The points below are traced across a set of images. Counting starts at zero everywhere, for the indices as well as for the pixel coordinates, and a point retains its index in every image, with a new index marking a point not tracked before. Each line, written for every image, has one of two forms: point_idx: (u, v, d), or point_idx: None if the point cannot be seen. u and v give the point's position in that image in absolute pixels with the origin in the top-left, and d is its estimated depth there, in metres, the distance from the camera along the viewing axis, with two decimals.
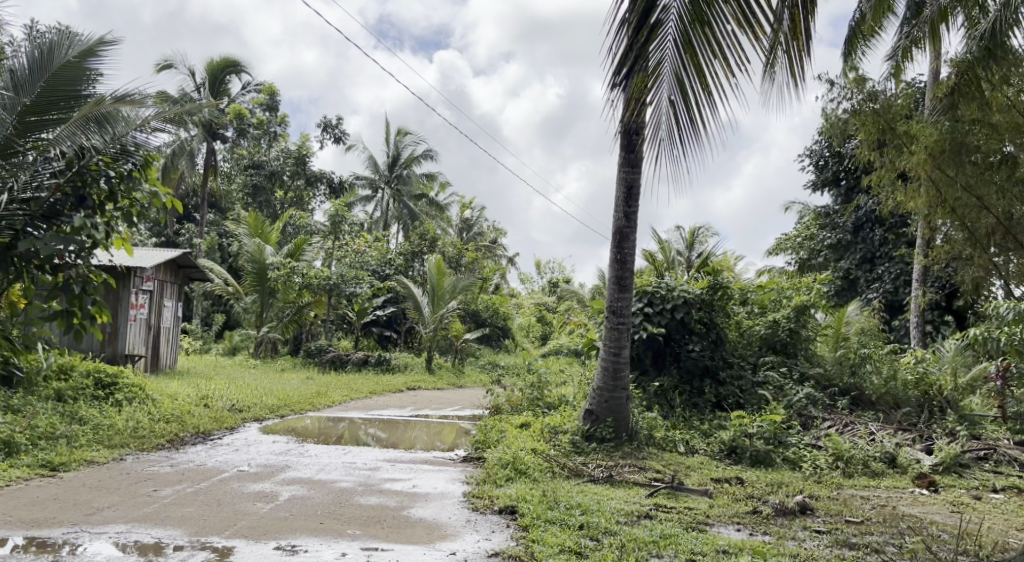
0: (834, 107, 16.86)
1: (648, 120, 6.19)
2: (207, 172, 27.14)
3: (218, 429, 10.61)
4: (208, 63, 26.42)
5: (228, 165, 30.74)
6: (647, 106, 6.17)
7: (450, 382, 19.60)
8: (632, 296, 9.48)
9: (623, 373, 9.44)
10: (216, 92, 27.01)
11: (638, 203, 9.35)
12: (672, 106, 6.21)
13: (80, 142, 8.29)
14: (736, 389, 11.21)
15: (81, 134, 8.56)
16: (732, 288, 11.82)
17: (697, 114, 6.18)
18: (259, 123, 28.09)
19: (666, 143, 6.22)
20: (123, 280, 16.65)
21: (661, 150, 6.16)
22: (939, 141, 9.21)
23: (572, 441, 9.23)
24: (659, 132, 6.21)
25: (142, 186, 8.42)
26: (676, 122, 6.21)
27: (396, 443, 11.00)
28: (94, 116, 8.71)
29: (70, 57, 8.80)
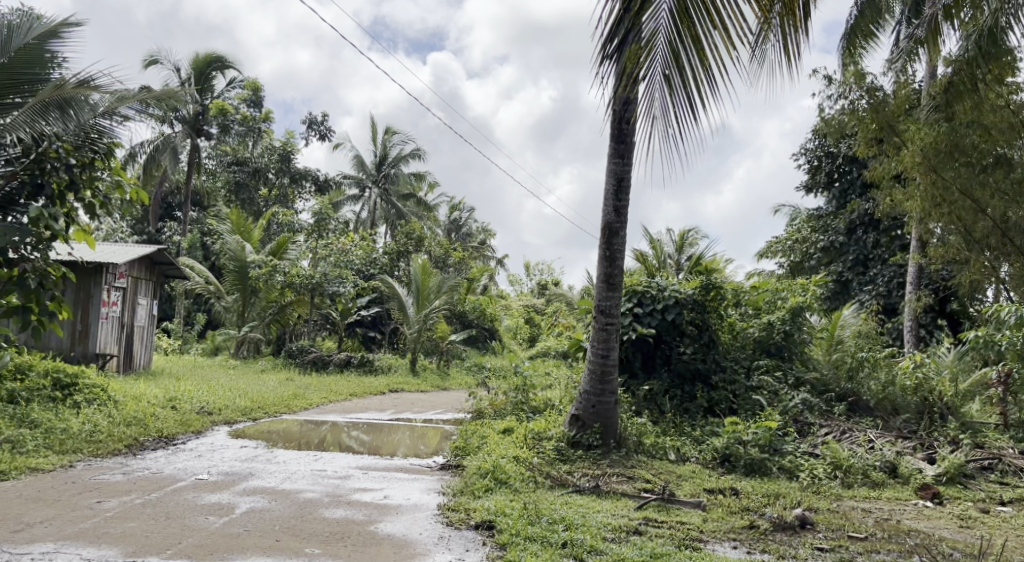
0: (829, 107, 16.46)
1: (641, 96, 5.87)
2: (190, 169, 26.50)
3: (183, 433, 10.05)
4: (194, 59, 25.82)
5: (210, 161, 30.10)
6: (640, 81, 5.87)
7: (435, 384, 19.04)
8: (622, 295, 8.97)
9: (611, 376, 8.93)
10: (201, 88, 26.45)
11: (628, 197, 8.83)
12: (668, 81, 5.88)
13: (40, 128, 8.56)
14: (728, 394, 10.72)
15: (40, 121, 8.77)
16: (725, 288, 11.34)
17: (694, 88, 5.86)
18: (243, 119, 27.53)
19: (661, 120, 5.89)
20: (93, 276, 16.04)
21: (655, 127, 5.84)
22: (933, 142, 9.34)
23: (557, 447, 8.72)
24: (653, 108, 5.87)
25: (103, 175, 8.58)
26: (672, 97, 5.87)
27: (373, 449, 10.45)
28: (54, 102, 9.01)
29: (29, 40, 9.06)
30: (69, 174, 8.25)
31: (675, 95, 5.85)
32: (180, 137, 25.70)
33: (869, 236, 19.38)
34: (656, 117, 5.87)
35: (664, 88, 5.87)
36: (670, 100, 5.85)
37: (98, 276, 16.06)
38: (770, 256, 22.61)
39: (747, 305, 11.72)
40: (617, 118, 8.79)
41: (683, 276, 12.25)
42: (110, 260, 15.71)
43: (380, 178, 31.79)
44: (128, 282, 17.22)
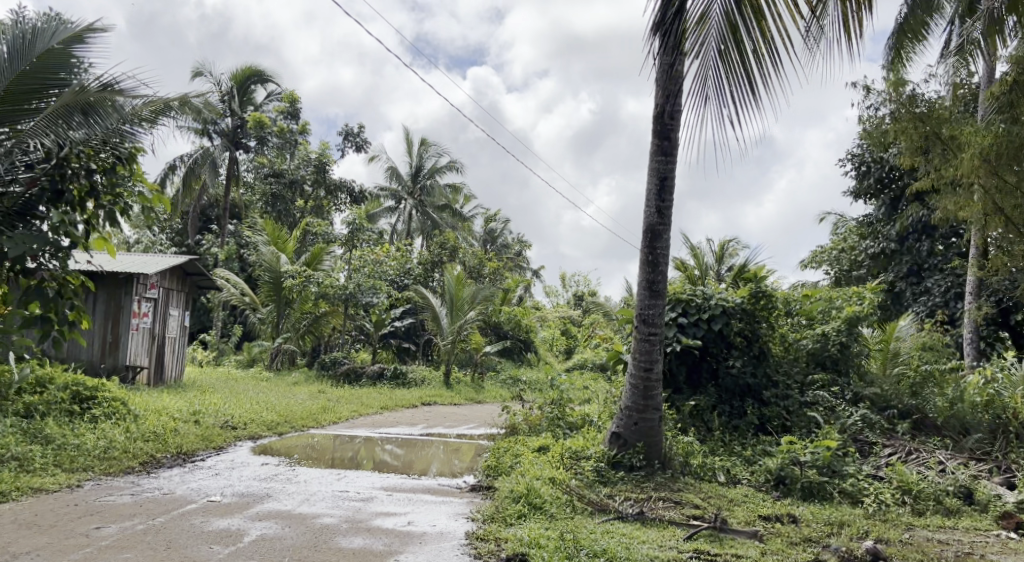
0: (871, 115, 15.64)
1: (695, 71, 6.22)
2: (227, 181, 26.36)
3: (203, 450, 9.58)
4: (235, 72, 25.80)
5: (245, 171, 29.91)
6: (694, 55, 6.20)
7: (469, 397, 18.47)
8: (666, 303, 8.34)
9: (655, 390, 8.29)
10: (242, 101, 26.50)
11: (672, 197, 8.23)
12: (723, 55, 6.20)
13: (61, 134, 8.17)
14: (780, 410, 10.05)
15: (63, 126, 8.35)
16: (776, 298, 10.64)
17: (749, 62, 6.17)
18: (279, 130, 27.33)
19: (717, 92, 6.23)
20: (122, 287, 15.71)
21: (711, 101, 6.21)
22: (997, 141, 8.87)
23: (597, 468, 8.11)
24: (708, 83, 6.20)
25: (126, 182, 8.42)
26: (727, 69, 6.20)
27: (403, 467, 9.90)
28: (77, 105, 8.54)
29: (53, 44, 8.56)
30: (91, 180, 8.04)
31: (729, 70, 6.19)
32: (218, 150, 25.66)
33: (922, 246, 18.47)
34: (711, 89, 6.20)
35: (719, 61, 6.20)
36: (725, 73, 6.19)
37: (128, 286, 15.71)
38: (815, 267, 21.83)
39: (800, 315, 11.00)
40: (659, 112, 8.21)
41: (729, 285, 11.56)
42: (141, 270, 15.38)
43: (415, 191, 31.37)
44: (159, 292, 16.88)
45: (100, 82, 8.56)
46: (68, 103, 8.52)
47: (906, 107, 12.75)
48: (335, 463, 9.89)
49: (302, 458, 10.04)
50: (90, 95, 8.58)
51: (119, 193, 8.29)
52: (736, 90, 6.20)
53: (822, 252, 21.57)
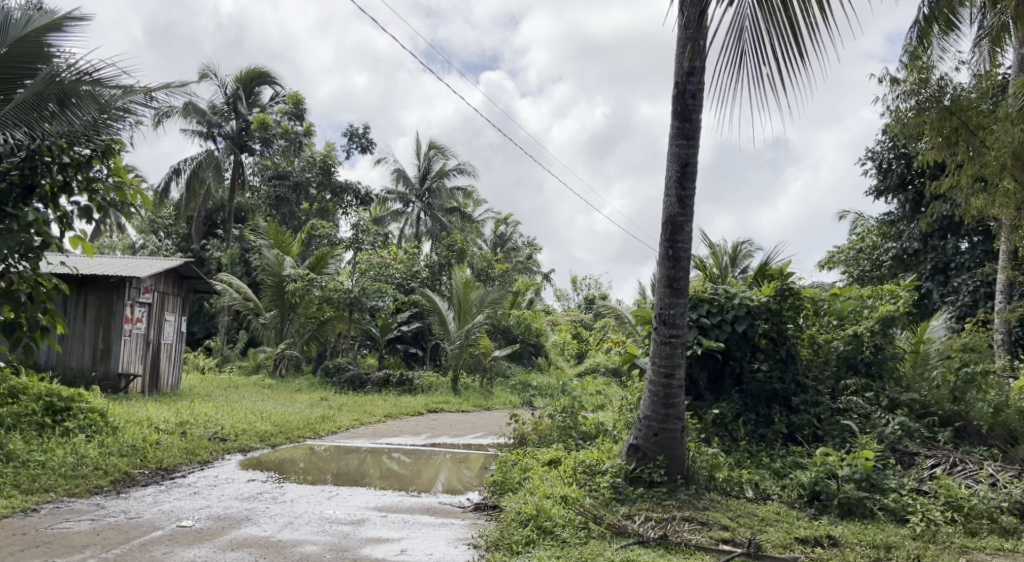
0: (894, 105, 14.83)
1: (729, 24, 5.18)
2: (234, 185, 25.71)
3: (186, 465, 8.86)
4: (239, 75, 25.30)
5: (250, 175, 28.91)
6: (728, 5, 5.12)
7: (477, 404, 17.72)
8: (688, 302, 7.57)
9: (677, 398, 7.52)
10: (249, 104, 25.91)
11: (694, 185, 7.46)
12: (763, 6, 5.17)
13: (33, 128, 7.51)
14: (810, 417, 9.30)
15: (38, 120, 7.55)
16: (805, 298, 9.86)
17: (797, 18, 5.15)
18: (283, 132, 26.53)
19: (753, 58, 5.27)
20: (114, 291, 15.02)
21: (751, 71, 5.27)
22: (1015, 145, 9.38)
23: (613, 484, 7.37)
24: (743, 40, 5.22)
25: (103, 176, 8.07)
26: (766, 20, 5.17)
27: (404, 482, 9.16)
28: (52, 96, 7.64)
29: (28, 31, 7.70)
30: (66, 176, 7.86)
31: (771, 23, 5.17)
32: (223, 154, 25.15)
33: (948, 243, 17.61)
34: (747, 44, 5.23)
35: (757, 9, 5.17)
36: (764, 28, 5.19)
37: (120, 290, 15.02)
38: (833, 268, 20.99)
39: (830, 315, 10.18)
40: (680, 91, 7.44)
41: (751, 282, 10.76)
42: (132, 274, 14.67)
43: (424, 194, 30.71)
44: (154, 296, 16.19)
45: (78, 70, 7.60)
46: (42, 92, 7.59)
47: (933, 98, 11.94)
48: (328, 477, 9.14)
49: (294, 472, 9.30)
50: (68, 84, 7.66)
51: (97, 190, 7.98)
52: (777, 44, 5.21)
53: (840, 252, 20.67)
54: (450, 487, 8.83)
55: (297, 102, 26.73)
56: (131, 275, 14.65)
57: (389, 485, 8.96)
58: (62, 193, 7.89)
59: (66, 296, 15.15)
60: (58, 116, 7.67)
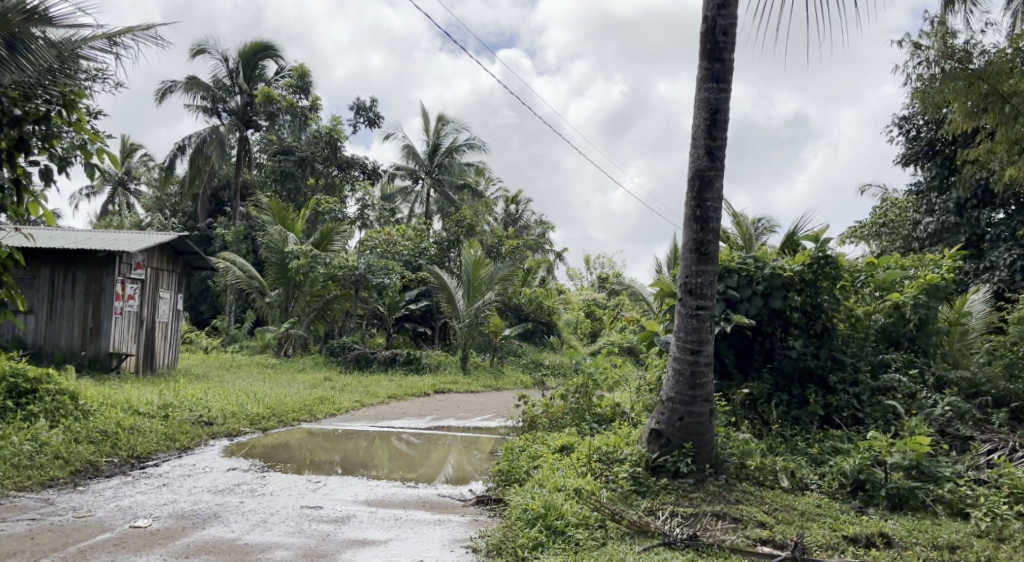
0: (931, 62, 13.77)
1: None
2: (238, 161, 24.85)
3: (163, 452, 8.07)
4: (242, 49, 24.19)
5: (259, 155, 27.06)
6: None
7: (486, 384, 16.89)
8: (717, 268, 6.67)
9: (705, 378, 6.65)
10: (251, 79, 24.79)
11: (725, 134, 6.56)
12: None
13: None
14: (850, 398, 8.42)
15: None
16: (843, 268, 8.96)
17: None
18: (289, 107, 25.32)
19: None
20: (104, 267, 14.24)
21: None
22: None
23: (632, 474, 6.55)
24: None
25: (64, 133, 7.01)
26: None
27: (400, 471, 8.30)
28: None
29: None
30: (22, 130, 6.73)
31: None
32: (228, 129, 24.40)
33: (982, 214, 16.33)
34: None
35: None
36: None
37: (109, 266, 14.24)
38: (859, 243, 19.74)
39: (871, 286, 9.24)
40: (709, 27, 6.53)
41: (782, 252, 9.84)
42: (121, 248, 13.88)
43: (433, 169, 29.46)
44: (148, 272, 15.38)
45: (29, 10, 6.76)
46: None
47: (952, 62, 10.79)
48: (317, 468, 8.27)
49: (279, 461, 8.43)
50: (16, 26, 6.77)
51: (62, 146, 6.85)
52: None
53: (866, 227, 19.41)
54: (454, 478, 8.00)
55: (303, 75, 25.69)
56: (120, 250, 13.83)
57: (384, 476, 8.10)
58: (19, 151, 6.78)
59: (53, 272, 14.36)
60: (7, 63, 6.75)
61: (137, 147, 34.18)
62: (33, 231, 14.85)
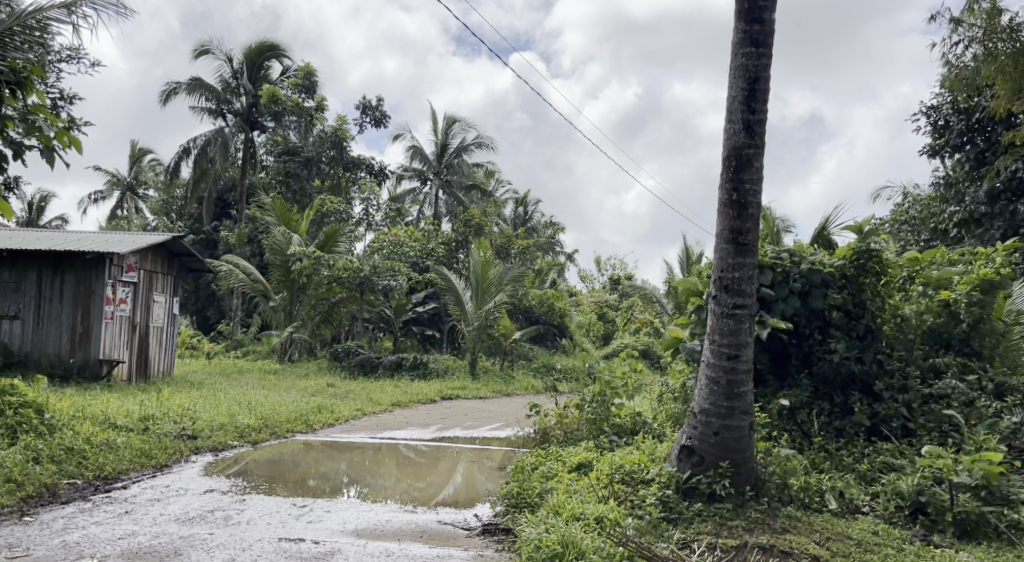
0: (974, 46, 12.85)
1: None
2: (243, 163, 24.07)
3: (136, 471, 7.29)
4: (247, 48, 23.49)
5: (269, 160, 25.46)
6: None
7: (496, 389, 16.04)
8: (757, 260, 5.82)
9: (744, 387, 5.80)
10: (256, 79, 24.02)
11: (766, 107, 5.73)
12: None
13: None
14: (900, 407, 7.58)
15: None
16: (888, 263, 8.09)
17: None
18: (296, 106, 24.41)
19: None
20: (91, 269, 13.43)
21: None
22: None
23: (660, 498, 5.72)
24: None
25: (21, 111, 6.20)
26: None
27: (406, 482, 7.67)
28: None
29: None
30: None
31: None
32: (233, 130, 23.49)
33: (1019, 206, 14.55)
34: None
35: None
36: None
37: (99, 268, 13.40)
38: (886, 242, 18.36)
39: (920, 283, 8.36)
40: None
41: (814, 246, 9.01)
42: (110, 249, 13.05)
43: (442, 170, 28.57)
44: (141, 275, 14.51)
45: None
46: None
47: (1003, 41, 9.84)
48: (317, 480, 7.65)
49: (276, 474, 7.81)
50: None
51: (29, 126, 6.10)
52: None
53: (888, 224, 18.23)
54: (459, 496, 7.24)
55: (308, 75, 24.79)
56: (109, 251, 13.01)
57: (388, 490, 7.42)
58: None
59: (39, 276, 13.55)
60: None
61: (142, 150, 33.50)
62: (19, 233, 14.09)
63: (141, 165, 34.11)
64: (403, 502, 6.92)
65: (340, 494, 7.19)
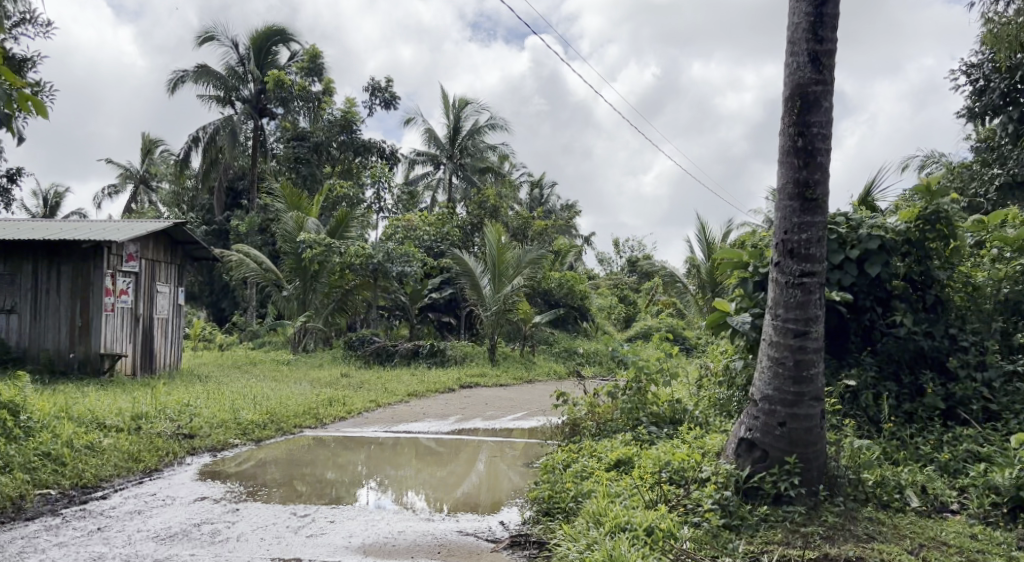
0: None
1: None
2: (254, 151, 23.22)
3: (121, 476, 6.54)
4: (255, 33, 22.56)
5: (278, 145, 24.65)
6: None
7: (516, 376, 15.20)
8: (824, 220, 5.02)
9: (814, 369, 4.99)
10: (265, 65, 23.10)
11: (834, 35, 5.02)
12: None
13: None
14: (979, 387, 6.71)
15: None
16: (958, 226, 7.13)
17: None
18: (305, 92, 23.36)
19: None
20: (86, 261, 12.57)
21: None
22: None
23: (718, 502, 4.93)
24: None
25: None
26: None
27: (426, 472, 6.91)
28: None
29: None
30: None
31: None
32: (241, 117, 22.65)
33: None
34: None
35: None
36: None
37: (96, 258, 12.54)
38: None
39: (992, 247, 7.47)
40: None
41: (867, 210, 8.13)
42: (107, 238, 12.18)
43: (455, 154, 27.66)
44: (142, 265, 13.60)
45: None
46: None
47: None
48: (335, 473, 6.93)
49: (291, 468, 7.12)
50: None
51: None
52: None
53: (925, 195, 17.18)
54: (484, 487, 6.47)
55: (316, 58, 23.90)
56: (106, 239, 12.16)
57: (407, 480, 6.69)
58: None
59: (35, 267, 12.74)
60: None
61: (153, 140, 32.73)
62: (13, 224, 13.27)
63: (152, 157, 33.39)
64: (425, 496, 6.23)
65: (361, 486, 6.50)
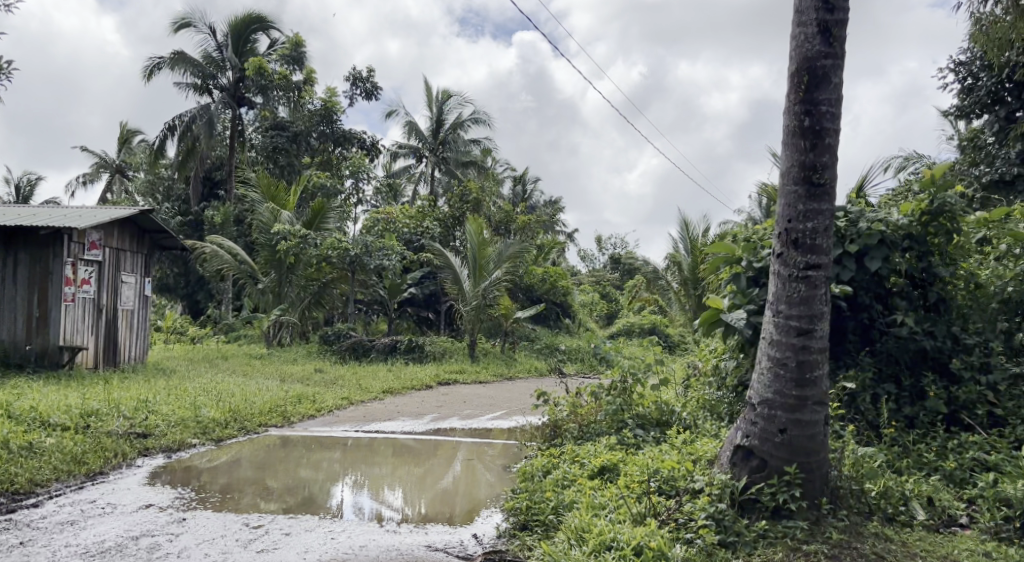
0: None
1: None
2: (231, 140, 22.57)
3: (61, 481, 6.00)
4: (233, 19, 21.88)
5: (254, 134, 23.99)
6: None
7: (496, 373, 14.71)
8: (829, 208, 4.65)
9: (818, 371, 4.60)
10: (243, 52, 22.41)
11: (845, 4, 4.63)
12: None
13: None
14: (984, 390, 6.31)
15: None
16: (963, 221, 6.73)
17: None
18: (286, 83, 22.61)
19: None
20: (46, 249, 11.93)
21: None
22: None
23: (712, 516, 4.54)
24: None
25: None
26: None
27: (400, 471, 6.44)
28: None
29: None
30: None
31: None
32: (218, 106, 21.93)
33: None
34: None
35: None
36: None
37: (56, 245, 11.90)
38: None
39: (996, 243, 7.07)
40: None
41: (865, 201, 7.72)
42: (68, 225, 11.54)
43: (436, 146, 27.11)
44: (106, 253, 12.97)
45: None
46: None
47: None
48: (307, 470, 6.46)
49: (258, 465, 6.64)
50: None
51: None
52: None
53: None
54: (459, 488, 6.01)
55: (296, 46, 23.26)
56: (66, 227, 11.52)
57: (381, 479, 6.21)
58: None
59: None
60: None
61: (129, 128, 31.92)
62: None
63: (129, 146, 32.59)
64: (400, 494, 5.79)
65: (334, 484, 6.03)
